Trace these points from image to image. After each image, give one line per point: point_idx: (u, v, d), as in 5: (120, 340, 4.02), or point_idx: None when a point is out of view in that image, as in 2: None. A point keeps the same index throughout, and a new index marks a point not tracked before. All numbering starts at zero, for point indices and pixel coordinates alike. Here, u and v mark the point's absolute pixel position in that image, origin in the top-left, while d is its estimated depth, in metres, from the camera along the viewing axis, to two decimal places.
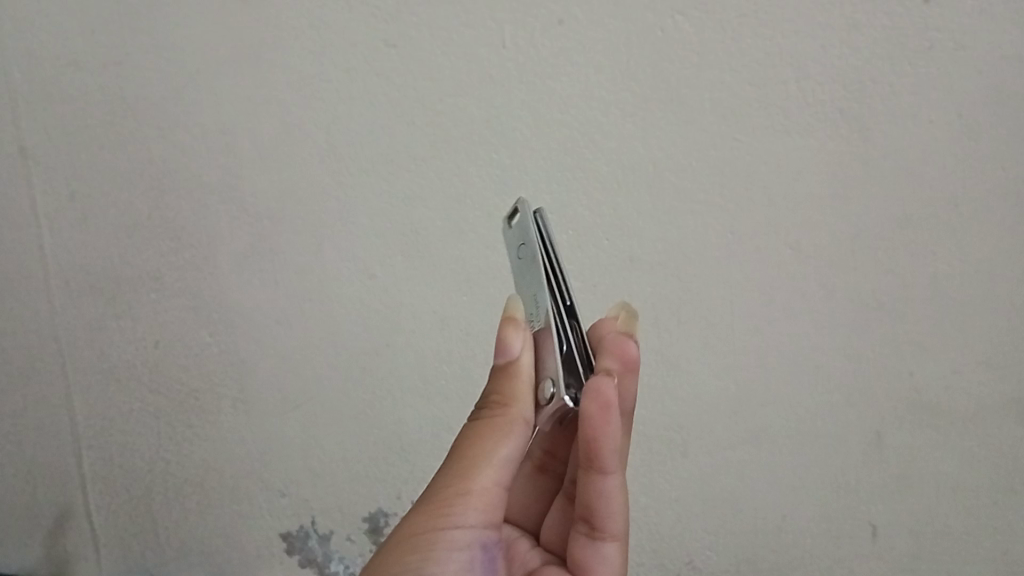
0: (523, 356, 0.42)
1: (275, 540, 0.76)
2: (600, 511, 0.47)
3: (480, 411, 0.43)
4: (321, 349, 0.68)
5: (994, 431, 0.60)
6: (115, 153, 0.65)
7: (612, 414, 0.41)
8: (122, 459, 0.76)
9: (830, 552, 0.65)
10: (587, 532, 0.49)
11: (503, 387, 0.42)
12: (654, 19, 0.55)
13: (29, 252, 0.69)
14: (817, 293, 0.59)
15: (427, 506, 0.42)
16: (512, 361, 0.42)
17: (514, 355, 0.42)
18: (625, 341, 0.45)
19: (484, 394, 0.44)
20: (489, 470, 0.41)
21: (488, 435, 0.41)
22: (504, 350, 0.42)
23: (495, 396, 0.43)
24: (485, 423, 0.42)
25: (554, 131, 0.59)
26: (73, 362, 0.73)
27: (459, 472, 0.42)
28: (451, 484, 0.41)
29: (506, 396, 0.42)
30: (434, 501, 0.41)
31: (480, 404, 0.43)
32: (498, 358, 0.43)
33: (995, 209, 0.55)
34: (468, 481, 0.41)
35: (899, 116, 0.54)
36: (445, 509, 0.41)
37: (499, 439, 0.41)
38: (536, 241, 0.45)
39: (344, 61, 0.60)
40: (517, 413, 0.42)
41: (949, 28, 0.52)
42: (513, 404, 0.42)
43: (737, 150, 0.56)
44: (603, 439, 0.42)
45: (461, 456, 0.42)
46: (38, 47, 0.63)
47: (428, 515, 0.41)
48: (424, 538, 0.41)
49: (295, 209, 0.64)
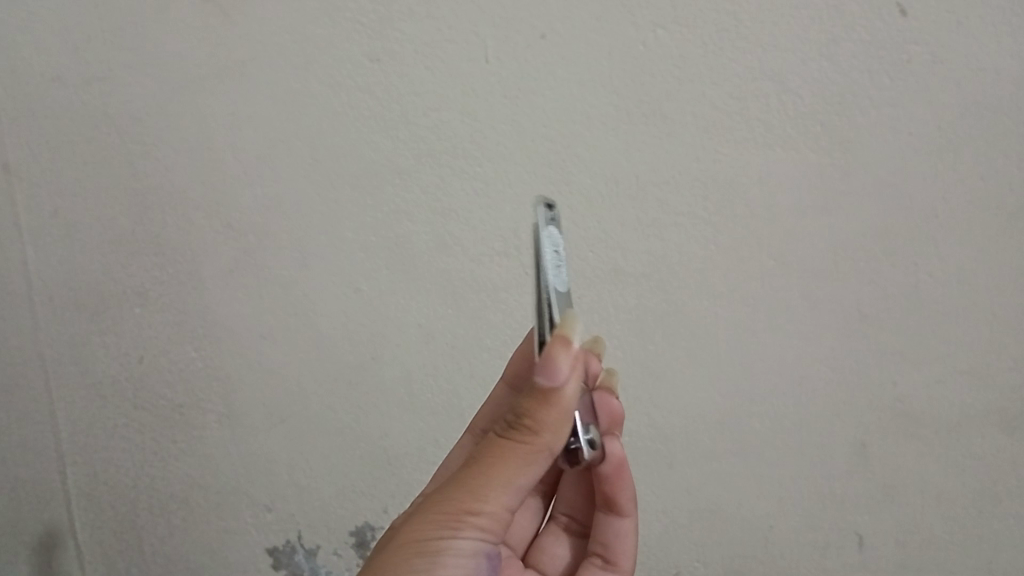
0: (566, 385, 0.40)
1: (262, 555, 0.76)
2: (611, 548, 0.55)
3: (505, 429, 0.42)
4: (307, 363, 0.68)
5: (976, 441, 0.60)
6: (97, 168, 0.65)
7: (625, 469, 0.53)
8: (108, 474, 0.76)
9: (815, 561, 0.66)
10: (600, 565, 0.55)
11: (538, 414, 0.40)
12: (635, 33, 0.55)
13: (12, 268, 0.69)
14: (801, 304, 0.59)
15: (436, 514, 0.41)
16: (551, 388, 0.39)
17: (559, 383, 0.39)
18: (611, 399, 0.52)
19: (511, 410, 0.42)
20: (501, 494, 0.41)
21: (508, 460, 0.41)
22: (548, 374, 0.39)
23: (524, 420, 0.41)
24: (508, 446, 0.41)
25: (539, 145, 0.58)
26: (58, 378, 0.73)
27: (470, 487, 0.41)
28: (461, 498, 0.41)
29: (538, 424, 0.40)
30: (441, 510, 0.41)
31: (508, 421, 0.41)
32: (538, 378, 0.39)
33: (977, 222, 0.55)
34: (479, 502, 0.41)
35: (882, 129, 0.54)
36: (452, 522, 0.41)
37: (521, 467, 0.41)
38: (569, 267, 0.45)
39: (326, 75, 0.59)
40: (543, 442, 0.41)
41: (927, 42, 0.52)
42: (542, 433, 0.40)
43: (721, 163, 0.56)
44: (620, 491, 0.54)
45: (476, 470, 0.41)
46: (19, 63, 0.62)
47: (437, 524, 0.41)
48: (426, 546, 0.41)
49: (279, 224, 0.64)
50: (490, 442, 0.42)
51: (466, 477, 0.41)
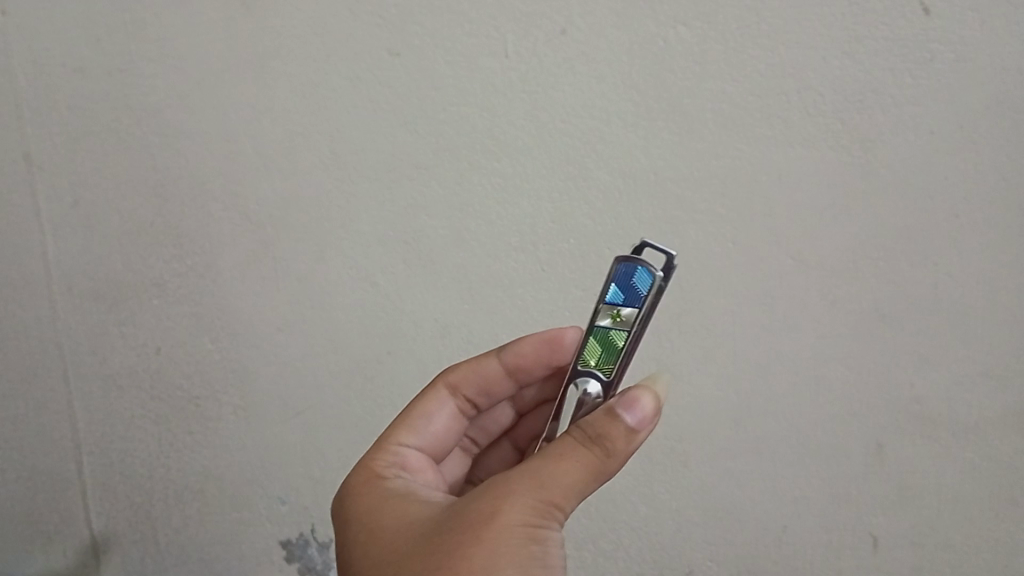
0: (644, 427, 0.39)
1: (275, 547, 0.77)
2: None
3: (584, 442, 0.39)
4: (323, 356, 0.68)
5: (994, 443, 0.59)
6: (117, 160, 0.65)
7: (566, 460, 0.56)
8: (123, 464, 0.77)
9: (830, 562, 0.65)
10: None
11: (619, 445, 0.38)
12: (656, 29, 0.54)
13: (31, 259, 0.70)
14: (818, 304, 0.59)
15: (535, 503, 0.37)
16: (636, 428, 0.39)
17: (639, 424, 0.39)
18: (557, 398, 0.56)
19: (588, 423, 0.39)
20: (577, 499, 0.38)
21: (590, 470, 0.38)
22: (636, 413, 0.39)
23: (605, 441, 0.38)
24: (592, 460, 0.38)
25: (556, 141, 0.58)
26: (75, 367, 0.73)
27: (560, 484, 0.37)
28: (552, 491, 0.37)
29: (617, 451, 0.38)
30: (536, 498, 0.37)
31: (590, 435, 0.39)
32: (627, 417, 0.39)
33: (999, 222, 0.54)
34: (566, 498, 0.38)
35: (902, 126, 0.53)
36: (549, 512, 0.37)
37: (597, 481, 0.38)
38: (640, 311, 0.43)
39: (347, 70, 0.59)
40: (613, 468, 0.39)
41: (950, 40, 0.51)
42: (613, 458, 0.38)
43: (739, 160, 0.56)
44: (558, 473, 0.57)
45: (566, 465, 0.38)
46: (43, 54, 0.63)
47: (535, 513, 0.37)
48: (530, 532, 0.36)
49: (296, 217, 0.64)
50: (561, 440, 0.39)
51: (560, 470, 0.38)
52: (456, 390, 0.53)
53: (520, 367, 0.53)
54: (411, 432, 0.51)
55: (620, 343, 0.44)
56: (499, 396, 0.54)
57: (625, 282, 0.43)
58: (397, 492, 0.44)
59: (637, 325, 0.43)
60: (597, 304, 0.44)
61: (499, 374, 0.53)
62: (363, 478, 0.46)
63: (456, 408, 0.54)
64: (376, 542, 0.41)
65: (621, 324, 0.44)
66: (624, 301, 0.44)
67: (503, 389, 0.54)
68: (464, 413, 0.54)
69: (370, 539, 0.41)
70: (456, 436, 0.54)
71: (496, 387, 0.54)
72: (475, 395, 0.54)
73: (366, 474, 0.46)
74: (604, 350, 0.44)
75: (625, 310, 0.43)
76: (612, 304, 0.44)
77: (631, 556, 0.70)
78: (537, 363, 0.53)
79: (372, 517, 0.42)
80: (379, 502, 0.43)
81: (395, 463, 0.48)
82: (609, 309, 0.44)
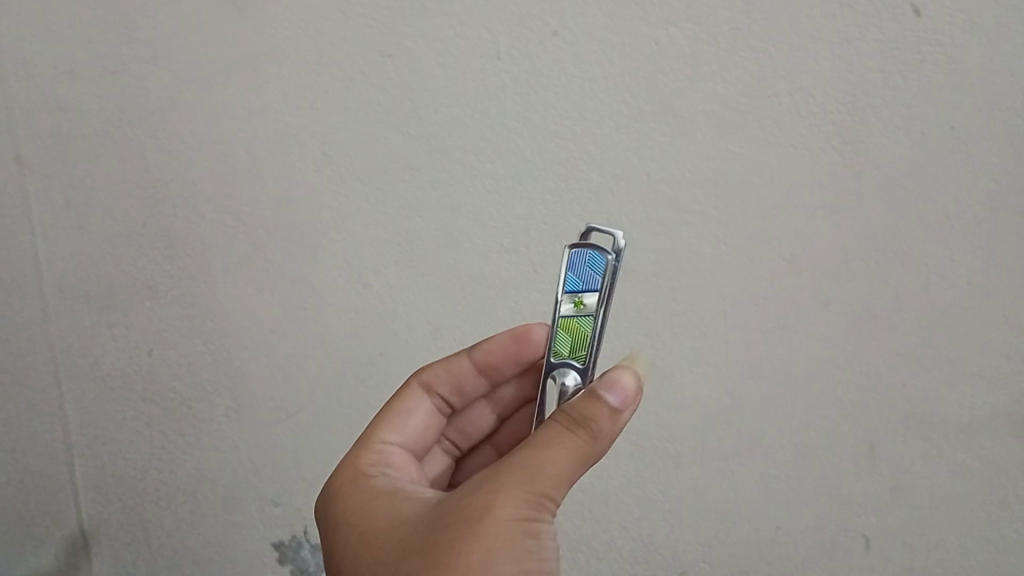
0: (627, 408, 0.40)
1: (268, 549, 0.77)
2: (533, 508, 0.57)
3: (571, 426, 0.39)
4: (316, 357, 0.68)
5: (986, 444, 0.59)
6: (109, 162, 0.65)
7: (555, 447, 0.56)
8: (115, 466, 0.76)
9: (822, 562, 0.66)
10: None
11: (605, 427, 0.39)
12: (648, 31, 0.54)
13: (23, 261, 0.69)
14: (811, 305, 0.59)
15: (529, 492, 0.37)
16: (620, 408, 0.39)
17: (622, 406, 0.39)
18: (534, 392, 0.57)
19: (573, 407, 0.39)
20: (567, 486, 0.38)
21: (579, 455, 0.38)
22: (618, 393, 0.39)
23: (591, 424, 0.39)
24: (580, 443, 0.38)
25: (548, 142, 0.58)
26: (68, 369, 0.73)
27: (551, 471, 0.37)
28: (544, 479, 0.37)
29: (603, 433, 0.39)
30: (529, 489, 0.37)
31: (576, 420, 0.39)
32: (610, 399, 0.39)
33: (990, 224, 0.54)
34: (557, 486, 0.38)
35: (894, 128, 0.54)
36: (542, 502, 0.37)
37: (585, 466, 0.39)
38: (600, 292, 0.44)
39: (340, 72, 0.59)
40: (599, 451, 0.39)
41: (940, 42, 0.51)
42: (599, 441, 0.39)
43: (731, 162, 0.56)
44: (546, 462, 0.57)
45: (556, 453, 0.38)
46: (34, 56, 0.63)
47: (531, 504, 0.37)
48: (524, 525, 0.36)
49: (289, 218, 0.64)
50: (548, 427, 0.39)
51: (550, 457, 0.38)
52: (430, 388, 0.54)
53: (491, 364, 0.53)
54: (392, 430, 0.51)
55: (588, 327, 0.44)
56: (473, 393, 0.55)
57: (581, 269, 0.44)
58: (386, 490, 0.44)
59: (600, 306, 0.44)
60: (557, 295, 0.45)
61: (470, 370, 0.54)
62: (350, 477, 0.46)
63: (433, 406, 0.54)
64: (371, 543, 0.40)
65: (587, 309, 0.44)
66: (584, 288, 0.44)
67: (476, 386, 0.55)
68: (442, 410, 0.54)
69: (364, 540, 0.41)
70: (434, 433, 0.54)
71: (470, 384, 0.54)
72: (450, 392, 0.54)
73: (352, 474, 0.46)
74: (574, 337, 0.45)
75: (587, 295, 0.44)
76: (573, 292, 0.44)
77: (625, 557, 0.70)
78: (506, 359, 0.53)
79: (364, 516, 0.42)
80: (372, 501, 0.43)
81: (380, 461, 0.48)
82: (572, 297, 0.44)
